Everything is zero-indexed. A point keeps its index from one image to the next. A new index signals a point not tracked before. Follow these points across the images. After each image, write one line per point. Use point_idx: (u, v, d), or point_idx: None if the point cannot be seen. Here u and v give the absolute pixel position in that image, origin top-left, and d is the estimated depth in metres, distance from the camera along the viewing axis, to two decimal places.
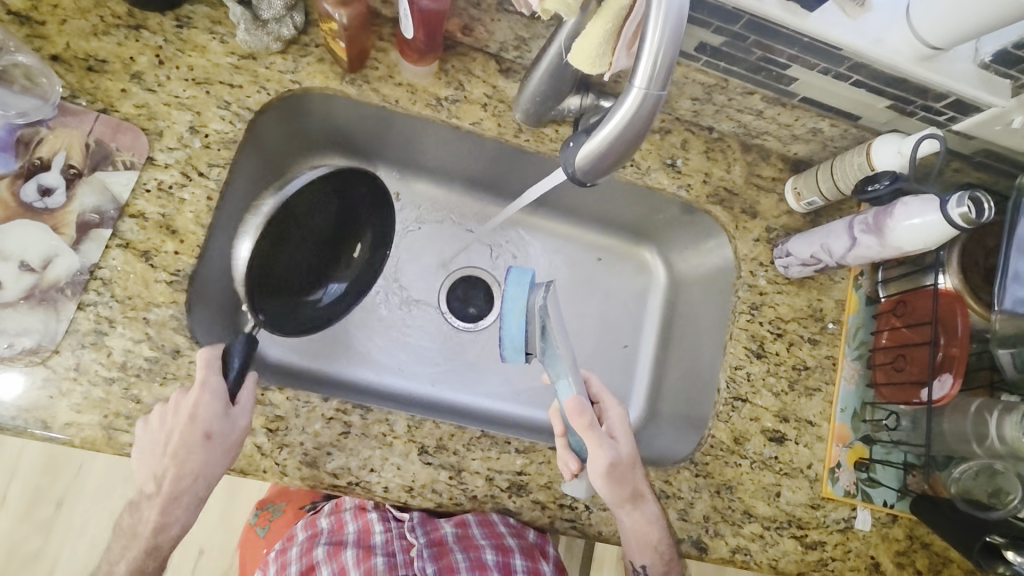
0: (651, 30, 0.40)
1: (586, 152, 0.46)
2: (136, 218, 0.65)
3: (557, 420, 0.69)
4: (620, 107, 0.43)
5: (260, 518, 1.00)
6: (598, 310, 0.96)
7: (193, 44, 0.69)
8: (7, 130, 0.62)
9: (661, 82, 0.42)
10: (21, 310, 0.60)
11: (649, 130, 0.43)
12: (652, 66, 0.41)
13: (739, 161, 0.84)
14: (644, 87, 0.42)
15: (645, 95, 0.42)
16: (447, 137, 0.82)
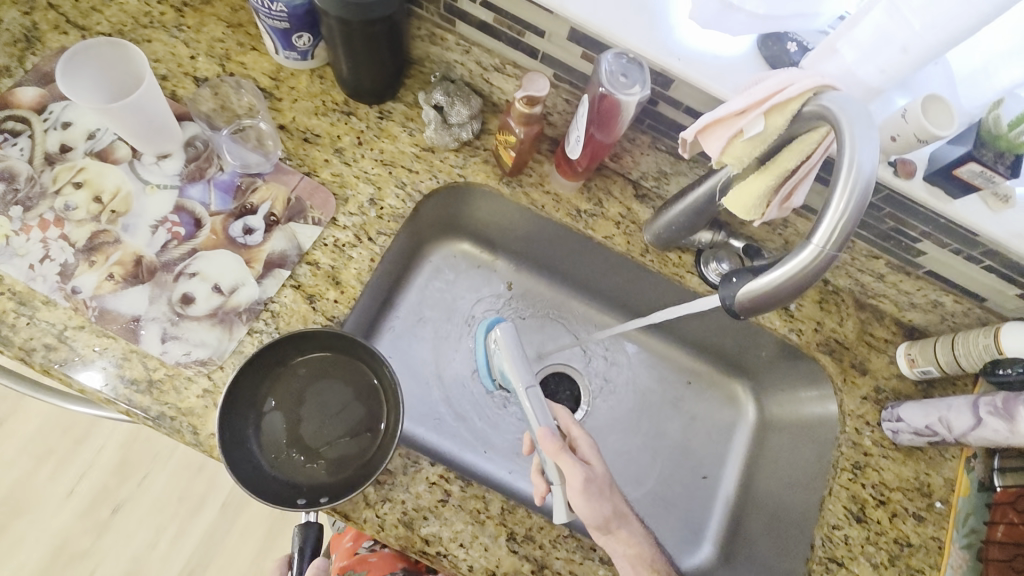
0: (837, 197, 0.45)
1: (749, 289, 0.50)
2: (311, 265, 0.74)
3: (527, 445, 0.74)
4: (794, 256, 0.47)
5: None
6: (682, 433, 0.96)
7: (388, 132, 0.82)
8: (232, 175, 0.75)
9: (839, 244, 0.46)
10: (203, 325, 0.69)
11: (818, 282, 0.47)
12: (833, 228, 0.45)
13: (852, 316, 0.86)
14: (822, 245, 0.46)
15: (821, 252, 0.46)
16: (574, 245, 0.90)
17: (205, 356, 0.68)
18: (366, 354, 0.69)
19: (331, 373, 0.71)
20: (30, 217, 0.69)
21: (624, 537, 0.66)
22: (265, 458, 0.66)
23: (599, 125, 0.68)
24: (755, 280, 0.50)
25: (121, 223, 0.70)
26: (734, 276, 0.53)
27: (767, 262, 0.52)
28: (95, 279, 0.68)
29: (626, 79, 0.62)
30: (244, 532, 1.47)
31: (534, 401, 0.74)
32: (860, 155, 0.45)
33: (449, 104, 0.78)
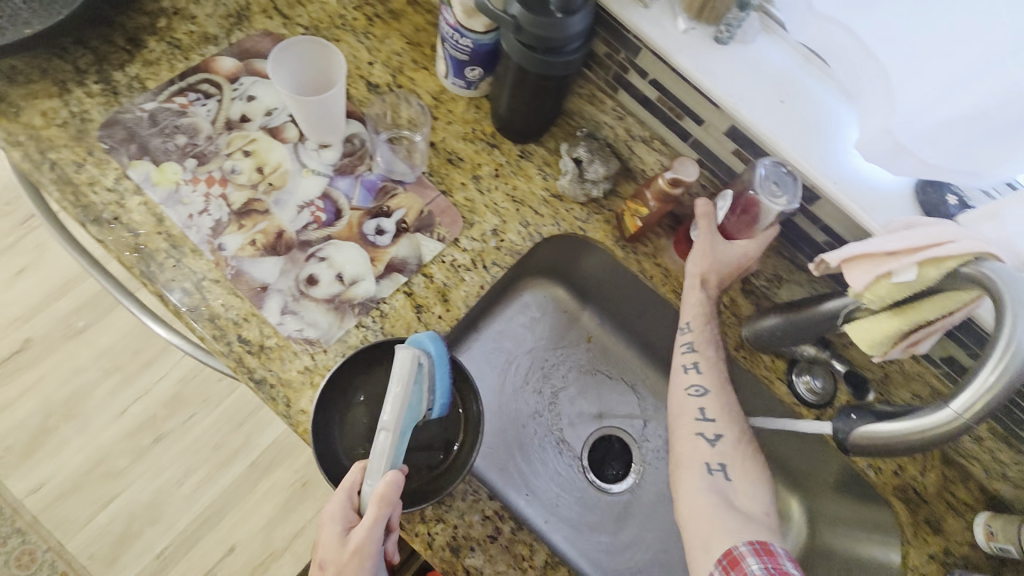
0: (982, 374, 0.44)
1: (866, 432, 0.52)
2: (426, 277, 0.78)
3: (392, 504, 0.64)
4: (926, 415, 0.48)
5: None
6: None
7: (524, 172, 0.86)
8: (379, 177, 0.80)
9: (980, 417, 0.45)
10: (319, 308, 0.73)
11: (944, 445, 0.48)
12: (975, 401, 0.45)
13: (935, 469, 0.84)
14: (960, 412, 0.46)
15: (957, 420, 0.46)
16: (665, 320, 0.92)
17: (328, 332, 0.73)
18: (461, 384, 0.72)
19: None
20: (200, 171, 0.75)
21: None
22: (341, 447, 0.68)
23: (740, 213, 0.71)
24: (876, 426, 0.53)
25: (274, 196, 0.77)
26: (854, 413, 0.58)
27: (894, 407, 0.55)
28: (239, 241, 0.74)
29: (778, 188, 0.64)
30: (263, 498, 1.51)
31: (380, 447, 0.60)
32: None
33: (588, 160, 0.82)
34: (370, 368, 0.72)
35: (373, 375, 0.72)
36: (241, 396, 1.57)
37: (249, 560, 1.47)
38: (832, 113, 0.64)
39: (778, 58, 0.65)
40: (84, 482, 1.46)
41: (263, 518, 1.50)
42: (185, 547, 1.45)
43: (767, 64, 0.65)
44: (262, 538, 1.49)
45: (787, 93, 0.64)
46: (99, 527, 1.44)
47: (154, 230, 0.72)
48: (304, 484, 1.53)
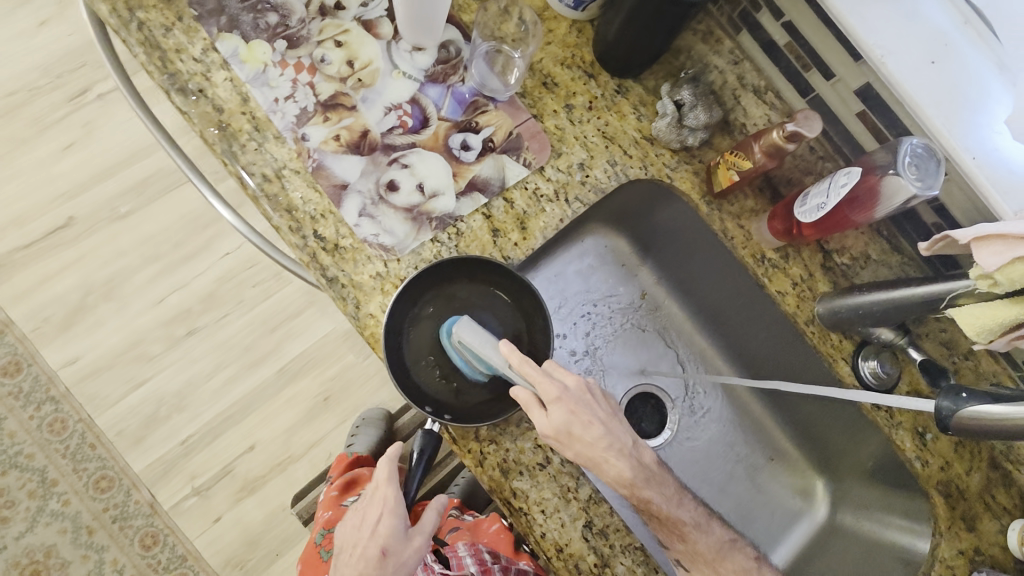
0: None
1: (974, 413, 0.54)
2: (507, 201, 0.75)
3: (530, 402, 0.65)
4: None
5: (324, 540, 1.00)
6: (744, 496, 0.99)
7: (618, 109, 0.81)
8: (471, 91, 0.76)
9: None
10: (396, 215, 0.71)
11: None
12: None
13: (980, 471, 0.84)
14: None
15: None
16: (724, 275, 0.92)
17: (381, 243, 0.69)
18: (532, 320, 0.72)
19: (495, 317, 0.73)
20: (290, 55, 0.71)
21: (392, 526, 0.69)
22: (407, 357, 0.69)
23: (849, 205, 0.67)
24: (987, 407, 0.54)
25: (362, 93, 0.73)
26: (965, 392, 0.57)
27: (1009, 392, 0.55)
28: (323, 134, 0.70)
29: (917, 171, 0.61)
30: (286, 404, 1.51)
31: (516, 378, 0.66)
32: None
33: (691, 104, 0.78)
34: (441, 282, 0.71)
35: (445, 291, 0.71)
36: (274, 302, 1.55)
37: (267, 460, 1.48)
38: (983, 80, 0.62)
39: (938, 14, 0.63)
40: (119, 362, 1.48)
41: (284, 424, 1.50)
42: (209, 439, 1.47)
43: (925, 19, 0.63)
44: (281, 442, 1.49)
45: (940, 54, 0.62)
46: (131, 407, 1.46)
47: (238, 109, 0.69)
48: (326, 399, 1.53)
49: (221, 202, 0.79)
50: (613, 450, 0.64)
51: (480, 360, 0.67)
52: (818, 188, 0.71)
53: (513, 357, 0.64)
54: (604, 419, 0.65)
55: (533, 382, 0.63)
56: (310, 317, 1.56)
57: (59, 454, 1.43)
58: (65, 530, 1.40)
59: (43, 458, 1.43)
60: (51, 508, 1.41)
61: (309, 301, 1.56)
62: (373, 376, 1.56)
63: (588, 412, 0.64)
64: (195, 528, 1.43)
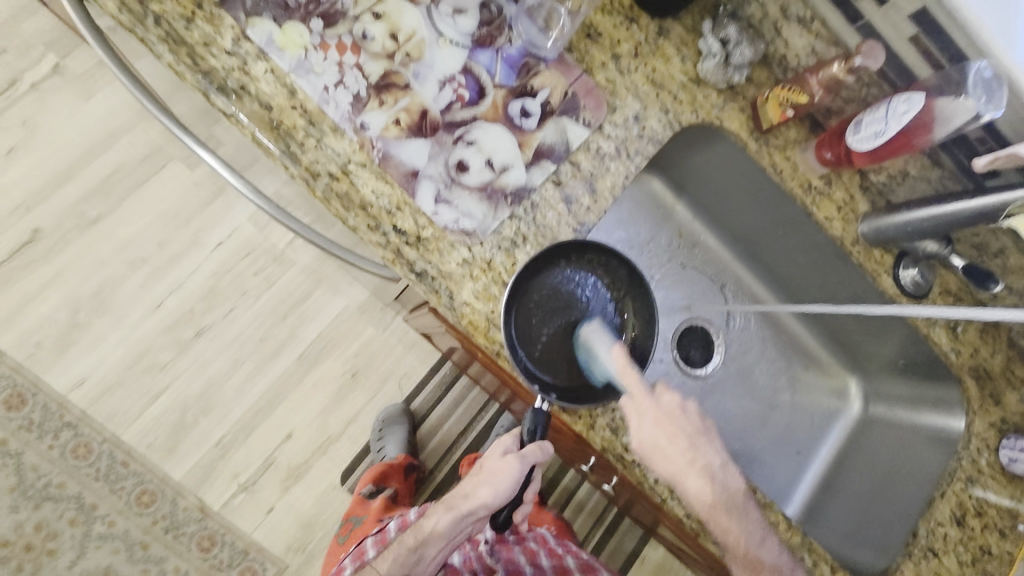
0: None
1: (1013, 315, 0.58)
2: (573, 165, 0.74)
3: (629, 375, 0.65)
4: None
5: (344, 529, 1.23)
6: (788, 404, 1.09)
7: (662, 52, 0.79)
8: (520, 52, 0.72)
9: None
10: (473, 197, 0.69)
11: None
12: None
13: (1002, 352, 0.95)
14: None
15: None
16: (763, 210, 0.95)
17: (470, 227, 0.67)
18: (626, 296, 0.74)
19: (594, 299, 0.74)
20: (329, 35, 0.65)
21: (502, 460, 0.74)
22: (518, 339, 0.69)
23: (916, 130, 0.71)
24: None
25: (412, 69, 0.68)
26: None
27: None
28: (382, 120, 0.66)
29: (983, 92, 0.67)
30: (314, 387, 1.49)
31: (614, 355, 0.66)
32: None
33: (736, 41, 0.77)
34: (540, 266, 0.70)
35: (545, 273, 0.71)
36: (278, 289, 1.48)
37: (308, 445, 1.47)
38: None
39: None
40: (130, 375, 1.40)
41: (316, 407, 1.48)
42: (243, 436, 1.44)
43: None
44: (316, 426, 1.48)
45: None
46: (153, 418, 1.41)
47: (288, 103, 0.64)
48: (354, 374, 1.51)
49: (226, 167, 0.65)
50: (696, 468, 0.68)
51: (598, 362, 0.67)
52: (874, 115, 0.74)
53: (622, 362, 0.65)
54: (689, 435, 0.70)
55: (636, 394, 0.66)
56: (320, 298, 1.50)
57: (91, 478, 1.38)
58: (118, 550, 1.38)
59: (74, 486, 1.37)
60: (97, 531, 1.37)
61: (314, 281, 1.50)
62: (395, 346, 1.52)
63: (676, 426, 0.69)
64: (248, 523, 1.43)
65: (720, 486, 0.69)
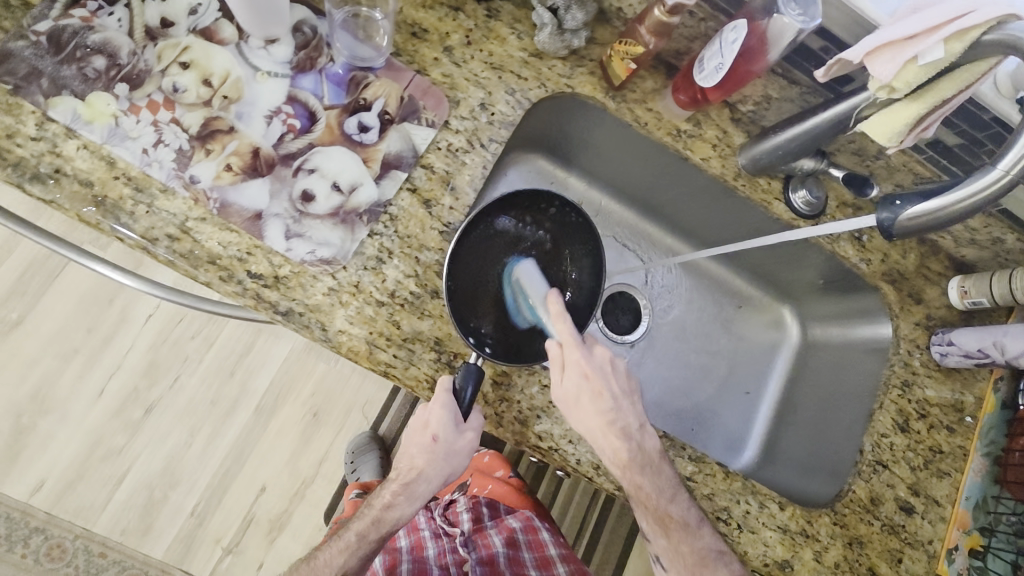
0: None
1: (917, 211, 0.52)
2: (426, 168, 0.73)
3: (563, 321, 0.68)
4: (980, 180, 0.48)
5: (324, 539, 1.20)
6: (727, 347, 1.09)
7: (496, 34, 0.78)
8: (344, 68, 0.71)
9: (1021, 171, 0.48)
10: (325, 224, 0.68)
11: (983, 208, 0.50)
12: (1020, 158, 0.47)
13: (913, 250, 0.93)
14: (1008, 173, 0.48)
15: (1007, 179, 0.48)
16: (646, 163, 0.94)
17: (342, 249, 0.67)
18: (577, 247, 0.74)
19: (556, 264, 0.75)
20: (137, 96, 0.64)
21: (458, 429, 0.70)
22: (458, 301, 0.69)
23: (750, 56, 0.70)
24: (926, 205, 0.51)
25: (234, 110, 0.66)
26: (897, 199, 0.54)
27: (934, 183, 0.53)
28: (213, 169, 0.65)
29: (798, 6, 0.65)
30: (279, 434, 1.47)
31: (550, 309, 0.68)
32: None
33: (565, 6, 0.76)
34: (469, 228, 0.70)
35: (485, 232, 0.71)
36: (221, 346, 1.47)
37: (284, 494, 1.46)
38: None
39: None
40: (88, 467, 1.38)
41: (284, 453, 1.47)
42: (217, 499, 1.43)
43: None
44: (289, 473, 1.47)
45: None
46: (122, 503, 1.39)
47: (109, 175, 0.62)
48: (316, 413, 1.50)
49: (119, 271, 0.74)
50: (615, 429, 0.70)
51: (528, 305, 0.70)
52: (711, 50, 0.71)
53: (556, 311, 0.68)
54: (614, 395, 0.71)
55: (565, 341, 0.68)
56: (265, 346, 1.50)
57: None
58: None
59: None
60: None
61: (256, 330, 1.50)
62: (350, 375, 1.52)
63: (602, 382, 0.69)
64: None
65: (634, 448, 0.71)
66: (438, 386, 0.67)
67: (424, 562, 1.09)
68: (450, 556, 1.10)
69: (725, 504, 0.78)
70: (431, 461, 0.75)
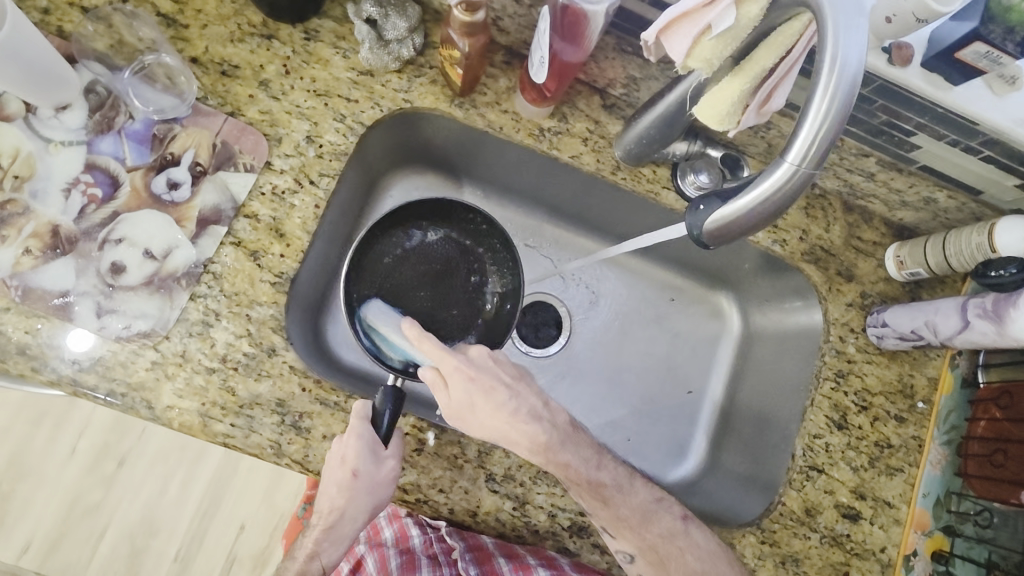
0: (819, 100, 0.42)
1: (717, 219, 0.48)
2: (250, 218, 0.67)
3: (427, 346, 0.61)
4: (769, 178, 0.45)
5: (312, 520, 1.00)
6: (664, 349, 0.92)
7: (318, 57, 0.71)
8: (145, 124, 0.66)
9: (815, 162, 0.44)
10: (140, 295, 0.63)
11: (792, 202, 0.46)
12: (810, 145, 0.43)
13: (839, 221, 0.82)
14: (798, 165, 0.44)
15: (797, 172, 0.44)
16: (522, 161, 0.81)
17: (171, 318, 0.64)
18: (509, 274, 0.75)
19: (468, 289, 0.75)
20: None
21: (378, 463, 0.62)
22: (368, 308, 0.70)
23: (568, 42, 0.61)
24: (728, 206, 0.47)
25: (28, 189, 0.63)
26: (700, 204, 0.50)
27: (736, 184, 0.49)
28: (11, 255, 0.62)
29: None
30: (251, 472, 1.42)
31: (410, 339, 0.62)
32: (844, 49, 0.41)
33: (383, 15, 0.69)
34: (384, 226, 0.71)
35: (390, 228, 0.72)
36: None
37: (264, 528, 1.41)
38: None
39: None
40: (69, 526, 1.34)
41: (256, 495, 1.42)
42: (198, 542, 1.37)
43: None
44: (266, 510, 1.41)
45: None
46: (106, 557, 1.34)
47: None
48: None
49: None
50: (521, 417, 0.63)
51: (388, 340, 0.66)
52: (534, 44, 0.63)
53: (415, 335, 0.61)
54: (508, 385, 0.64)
55: (437, 357, 0.61)
56: None
57: None
58: None
59: None
60: None
61: None
62: None
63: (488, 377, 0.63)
64: None
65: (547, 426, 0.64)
66: (355, 416, 0.61)
67: (414, 554, 0.77)
68: (441, 542, 0.77)
69: None
70: (354, 499, 0.63)
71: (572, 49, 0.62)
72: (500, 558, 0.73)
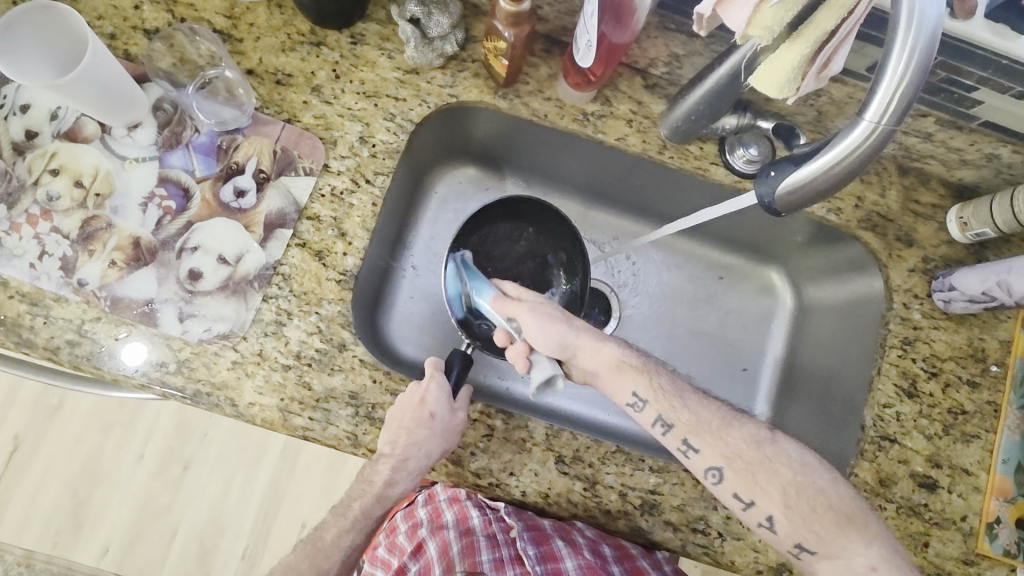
0: (898, 54, 0.41)
1: (791, 184, 0.49)
2: (313, 219, 0.70)
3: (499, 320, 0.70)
4: (846, 139, 0.45)
5: None
6: (717, 328, 0.92)
7: (365, 59, 0.73)
8: (210, 136, 0.69)
9: (897, 117, 0.43)
10: (217, 299, 0.67)
11: (873, 160, 0.45)
12: (889, 102, 0.43)
13: (895, 185, 0.80)
14: (878, 121, 0.43)
15: (877, 129, 0.43)
16: (565, 148, 0.81)
17: (238, 325, 0.67)
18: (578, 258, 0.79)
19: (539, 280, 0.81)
20: (16, 214, 0.65)
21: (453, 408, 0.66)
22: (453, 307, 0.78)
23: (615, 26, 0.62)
24: (804, 171, 0.48)
25: (109, 206, 0.67)
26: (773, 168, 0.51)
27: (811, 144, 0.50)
28: (99, 268, 0.65)
29: None
30: (308, 469, 1.46)
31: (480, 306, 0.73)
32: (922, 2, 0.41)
33: (426, 13, 0.70)
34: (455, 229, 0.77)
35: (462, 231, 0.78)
36: None
37: None
38: None
39: None
40: (143, 527, 1.40)
41: (315, 491, 1.45)
42: (262, 541, 1.42)
43: None
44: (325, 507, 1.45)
45: None
46: (177, 557, 1.40)
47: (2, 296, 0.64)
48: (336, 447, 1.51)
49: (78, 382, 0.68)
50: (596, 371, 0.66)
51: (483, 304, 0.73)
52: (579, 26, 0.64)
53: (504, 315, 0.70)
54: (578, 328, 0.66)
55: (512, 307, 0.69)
56: None
57: None
58: None
59: None
60: None
61: None
62: None
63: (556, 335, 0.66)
64: None
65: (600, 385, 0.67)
66: (431, 368, 0.67)
67: (472, 535, 0.78)
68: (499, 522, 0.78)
69: (701, 513, 0.71)
70: (432, 440, 0.64)
71: (619, 31, 0.63)
72: (557, 540, 0.73)
